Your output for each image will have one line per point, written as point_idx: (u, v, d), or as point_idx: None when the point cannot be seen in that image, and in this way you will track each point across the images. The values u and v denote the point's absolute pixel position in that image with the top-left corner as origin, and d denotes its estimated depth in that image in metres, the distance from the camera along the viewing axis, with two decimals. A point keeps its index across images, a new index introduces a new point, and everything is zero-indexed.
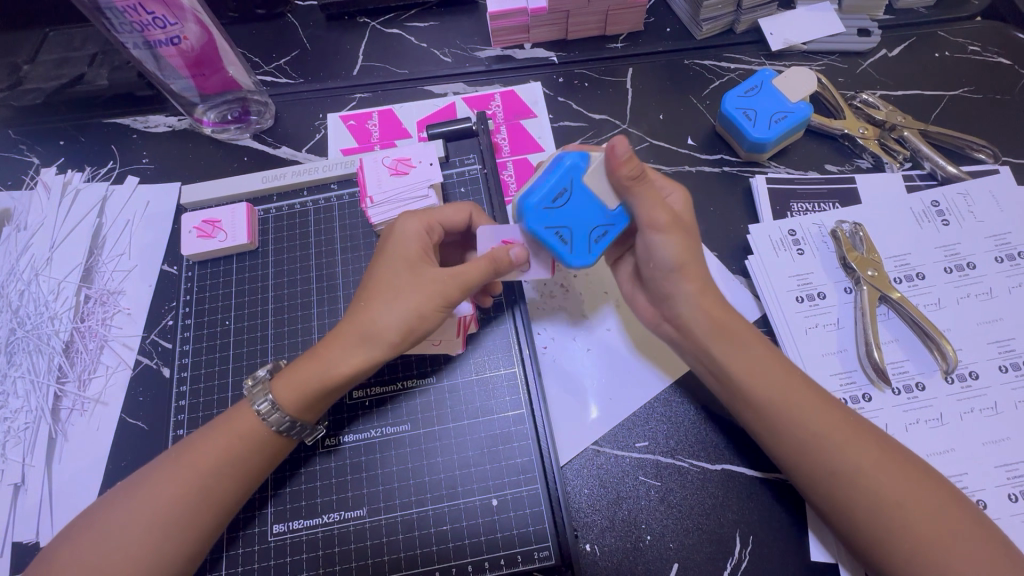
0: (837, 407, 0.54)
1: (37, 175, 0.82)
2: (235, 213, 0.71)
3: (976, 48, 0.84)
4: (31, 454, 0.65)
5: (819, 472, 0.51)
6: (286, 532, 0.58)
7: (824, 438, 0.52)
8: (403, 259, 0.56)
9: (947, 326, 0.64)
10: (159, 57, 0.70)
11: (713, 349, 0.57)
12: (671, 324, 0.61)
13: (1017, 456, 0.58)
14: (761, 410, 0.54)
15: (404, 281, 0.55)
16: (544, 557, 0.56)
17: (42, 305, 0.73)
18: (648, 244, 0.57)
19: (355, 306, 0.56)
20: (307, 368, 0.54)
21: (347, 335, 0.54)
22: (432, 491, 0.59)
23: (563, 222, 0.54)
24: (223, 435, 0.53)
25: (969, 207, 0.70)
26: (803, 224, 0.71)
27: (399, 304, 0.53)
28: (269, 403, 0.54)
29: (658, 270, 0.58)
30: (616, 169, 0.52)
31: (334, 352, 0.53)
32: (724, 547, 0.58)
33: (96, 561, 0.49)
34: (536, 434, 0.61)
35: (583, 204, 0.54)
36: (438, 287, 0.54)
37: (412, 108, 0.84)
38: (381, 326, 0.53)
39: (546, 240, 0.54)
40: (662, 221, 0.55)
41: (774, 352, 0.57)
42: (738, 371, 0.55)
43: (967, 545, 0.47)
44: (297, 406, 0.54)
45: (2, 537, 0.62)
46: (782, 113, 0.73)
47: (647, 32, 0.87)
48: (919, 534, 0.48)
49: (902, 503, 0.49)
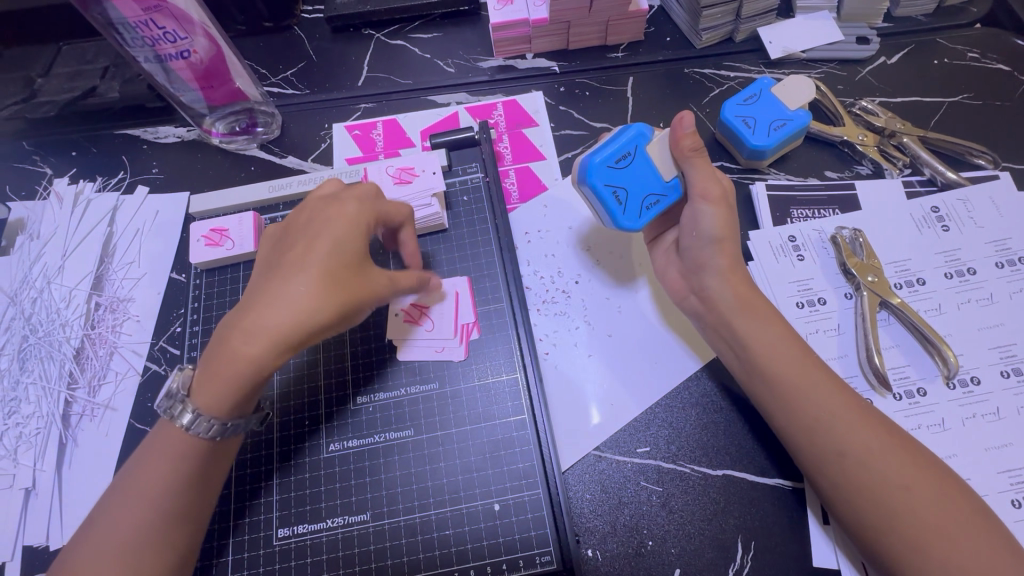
0: (847, 392, 0.55)
1: (50, 185, 0.84)
2: (242, 223, 0.72)
3: (975, 55, 0.84)
4: (41, 459, 0.67)
5: (826, 453, 0.52)
6: (290, 537, 0.58)
7: (833, 418, 0.53)
8: (325, 250, 0.54)
9: (948, 331, 0.64)
10: (169, 71, 0.72)
11: (735, 323, 0.59)
12: (697, 297, 0.63)
13: (1020, 462, 0.58)
14: (773, 388, 0.56)
15: (327, 275, 0.53)
16: (545, 562, 0.57)
17: (53, 312, 0.74)
18: (695, 213, 0.62)
19: (266, 302, 0.52)
20: (227, 373, 0.51)
21: (264, 337, 0.51)
22: (434, 496, 0.60)
23: (622, 183, 0.60)
24: (163, 456, 0.53)
25: (969, 212, 0.70)
26: (803, 230, 0.71)
27: (324, 301, 0.52)
28: (193, 415, 0.52)
29: (700, 240, 0.62)
30: (680, 141, 0.61)
31: (251, 349, 0.51)
32: (726, 553, 0.58)
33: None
34: (537, 436, 0.62)
35: (642, 170, 0.61)
36: (367, 289, 0.54)
37: (416, 118, 0.86)
38: (308, 324, 0.51)
39: (604, 197, 0.60)
40: (712, 192, 0.61)
41: (792, 332, 0.59)
42: (757, 346, 0.58)
43: (969, 537, 0.48)
44: (225, 409, 0.52)
45: (13, 541, 0.63)
46: (781, 121, 0.73)
47: (648, 41, 0.88)
48: (922, 522, 0.48)
49: (908, 487, 0.50)
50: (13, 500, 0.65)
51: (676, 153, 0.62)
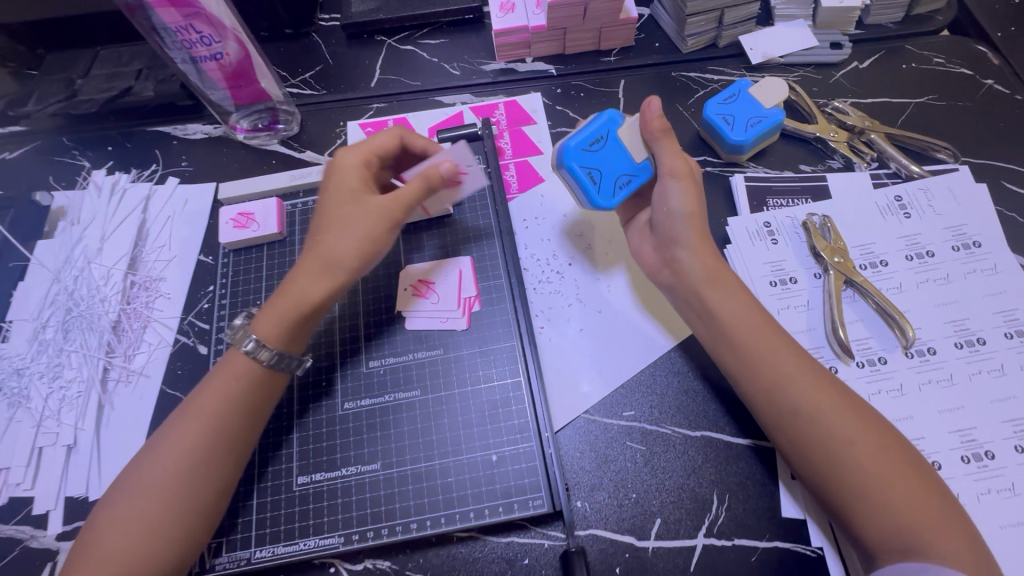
0: (801, 355, 0.61)
1: (88, 176, 0.91)
2: (267, 208, 0.80)
3: (941, 60, 0.91)
4: (82, 419, 0.73)
5: (783, 411, 0.59)
6: (309, 483, 0.65)
7: (787, 379, 0.59)
8: (337, 196, 0.65)
9: (908, 307, 0.70)
10: (201, 71, 0.80)
11: (705, 294, 0.65)
12: (669, 270, 0.69)
13: (970, 422, 0.64)
14: (739, 355, 0.62)
15: (349, 212, 0.64)
16: (538, 505, 0.63)
17: (94, 288, 0.81)
18: (665, 190, 0.68)
19: (309, 244, 0.65)
20: (281, 304, 0.63)
21: (306, 267, 0.63)
22: (438, 448, 0.66)
23: (596, 164, 0.68)
24: (198, 421, 0.59)
25: (929, 201, 0.77)
26: (777, 217, 0.78)
27: (351, 233, 0.63)
28: (254, 343, 0.62)
29: (671, 215, 0.67)
30: (649, 123, 0.67)
31: (298, 276, 0.63)
32: (703, 504, 0.64)
33: (142, 521, 0.55)
34: (532, 398, 0.68)
35: (614, 151, 0.69)
36: (382, 210, 0.63)
37: (424, 116, 0.93)
38: (338, 253, 0.63)
39: (580, 177, 0.68)
40: (679, 169, 0.67)
41: (754, 302, 0.65)
42: (720, 312, 0.64)
43: (903, 484, 0.54)
44: (277, 335, 0.62)
45: (56, 492, 0.70)
46: (757, 118, 0.80)
47: (638, 47, 0.96)
48: (864, 471, 0.55)
49: (850, 440, 0.56)
50: (55, 456, 0.71)
51: (645, 136, 0.68)
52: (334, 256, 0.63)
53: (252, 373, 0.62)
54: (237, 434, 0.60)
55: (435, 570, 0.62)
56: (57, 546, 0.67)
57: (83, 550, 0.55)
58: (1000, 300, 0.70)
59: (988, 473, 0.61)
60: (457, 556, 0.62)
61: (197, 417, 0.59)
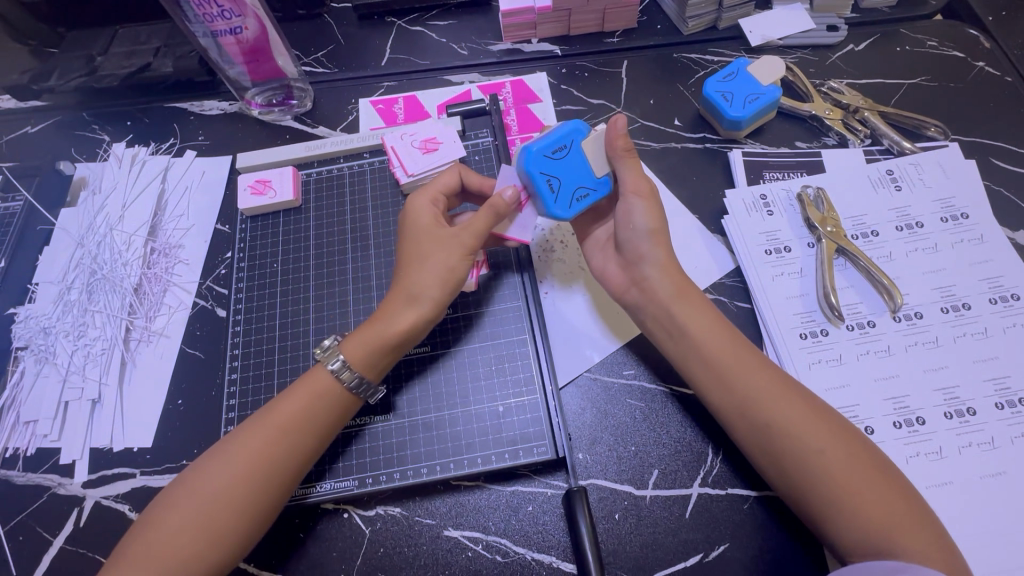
0: (774, 370, 0.62)
1: (109, 149, 0.94)
2: (283, 175, 0.84)
3: (933, 43, 0.94)
4: (106, 375, 0.77)
5: (757, 424, 0.59)
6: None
7: (757, 397, 0.60)
8: (414, 234, 0.68)
9: (897, 274, 0.74)
10: (220, 45, 0.83)
11: (672, 308, 0.66)
12: (637, 288, 0.70)
13: (953, 381, 0.67)
14: (711, 369, 0.63)
15: (429, 245, 0.67)
16: (542, 452, 0.66)
17: (116, 253, 0.84)
18: (629, 209, 0.69)
19: (396, 276, 0.68)
20: (369, 330, 0.65)
21: (394, 298, 0.66)
22: (447, 400, 0.70)
23: (556, 173, 0.67)
24: (269, 428, 0.61)
25: (919, 175, 0.80)
26: (773, 189, 0.81)
27: (432, 265, 0.65)
28: (340, 362, 0.63)
29: (635, 233, 0.69)
30: (613, 141, 0.67)
31: (387, 306, 0.66)
32: (699, 457, 0.67)
33: (200, 518, 0.57)
34: (537, 355, 0.72)
35: (576, 164, 0.68)
36: (457, 242, 0.66)
37: (433, 94, 0.96)
38: (420, 285, 0.65)
39: (540, 183, 0.66)
40: (641, 188, 0.68)
41: (721, 320, 0.67)
42: (690, 328, 0.65)
43: (876, 490, 0.55)
44: (361, 359, 0.63)
45: (82, 443, 0.73)
46: (755, 95, 0.84)
47: (641, 29, 0.99)
48: (833, 478, 0.56)
49: (822, 451, 0.57)
50: (81, 410, 0.75)
51: (609, 152, 0.68)
52: (415, 287, 0.65)
53: (332, 393, 0.63)
54: (307, 450, 0.61)
55: (443, 515, 0.65)
56: (83, 493, 0.71)
57: (140, 530, 0.58)
58: (986, 267, 0.73)
59: (969, 428, 0.65)
60: (465, 502, 0.66)
61: (271, 430, 0.61)
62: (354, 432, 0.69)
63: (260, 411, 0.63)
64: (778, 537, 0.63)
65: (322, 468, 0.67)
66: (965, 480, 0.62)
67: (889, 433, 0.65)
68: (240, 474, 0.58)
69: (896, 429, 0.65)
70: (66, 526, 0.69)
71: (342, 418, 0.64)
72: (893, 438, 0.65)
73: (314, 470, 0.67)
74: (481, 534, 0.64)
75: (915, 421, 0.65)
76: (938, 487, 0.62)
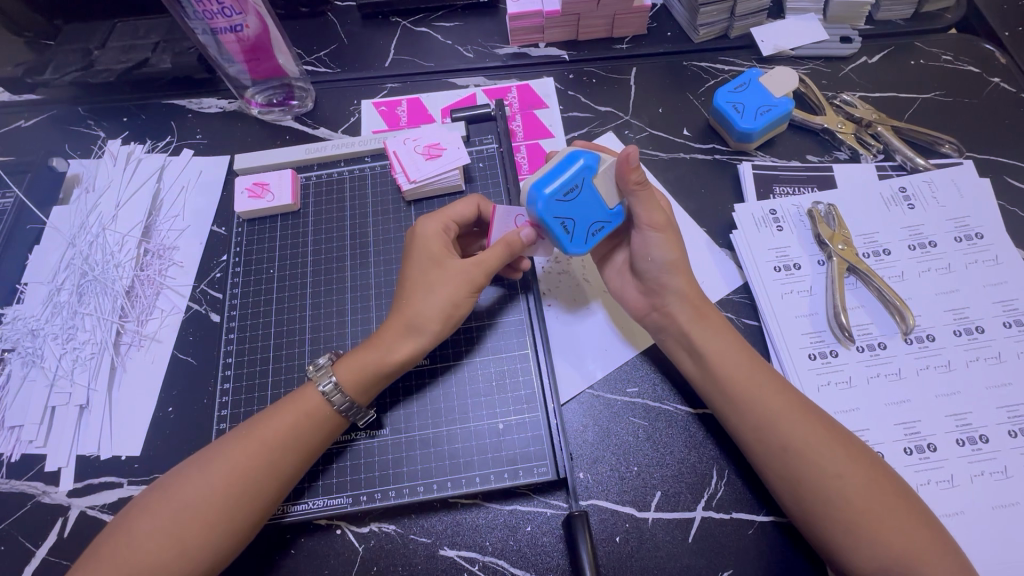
0: (792, 392, 0.61)
1: (103, 146, 0.92)
2: (282, 178, 0.82)
3: (948, 57, 0.92)
4: (95, 379, 0.75)
5: (773, 448, 0.58)
6: (341, 441, 0.67)
7: (778, 418, 0.58)
8: (421, 260, 0.66)
9: (909, 295, 0.72)
10: (219, 43, 0.80)
11: (692, 331, 0.65)
12: (658, 313, 0.68)
13: (966, 407, 0.65)
14: (727, 393, 0.61)
15: (436, 276, 0.64)
16: (542, 472, 0.65)
17: (109, 254, 0.82)
18: (645, 241, 0.67)
19: (396, 303, 0.65)
20: (365, 354, 0.63)
21: (393, 324, 0.64)
22: (445, 416, 0.68)
23: (569, 213, 0.63)
24: (257, 441, 0.59)
25: (932, 192, 0.78)
26: (783, 205, 0.79)
27: (437, 295, 0.63)
28: (332, 384, 0.61)
29: (653, 264, 0.67)
30: (626, 174, 0.63)
31: (385, 329, 0.64)
32: (703, 480, 0.65)
33: (178, 527, 0.55)
34: (539, 372, 0.70)
35: (588, 200, 0.64)
36: (464, 275, 0.64)
37: (438, 97, 0.94)
38: (422, 314, 0.63)
39: (554, 228, 0.62)
40: (658, 221, 0.66)
41: (739, 339, 0.65)
42: (708, 348, 0.64)
43: (896, 519, 0.53)
44: (354, 382, 0.62)
45: (69, 450, 0.71)
46: (767, 107, 0.82)
47: (650, 35, 0.97)
48: (853, 505, 0.54)
49: (844, 475, 0.55)
50: (68, 416, 0.73)
51: (620, 185, 0.65)
52: (418, 315, 0.63)
53: (321, 412, 0.61)
54: (291, 468, 0.59)
55: (439, 534, 0.63)
56: (68, 502, 0.69)
57: (113, 535, 0.56)
58: (1000, 290, 0.71)
59: (982, 456, 0.63)
60: (462, 521, 0.64)
61: (256, 444, 0.59)
62: (340, 449, 0.67)
63: (245, 423, 0.61)
64: (785, 564, 0.61)
65: (302, 487, 0.65)
66: (977, 511, 0.61)
67: (900, 460, 0.63)
68: (218, 486, 0.57)
69: (907, 455, 0.63)
70: (49, 537, 0.67)
71: (328, 439, 0.62)
72: (904, 464, 0.63)
73: (293, 489, 0.65)
74: (478, 555, 0.62)
75: (926, 447, 0.64)
76: (950, 517, 0.61)
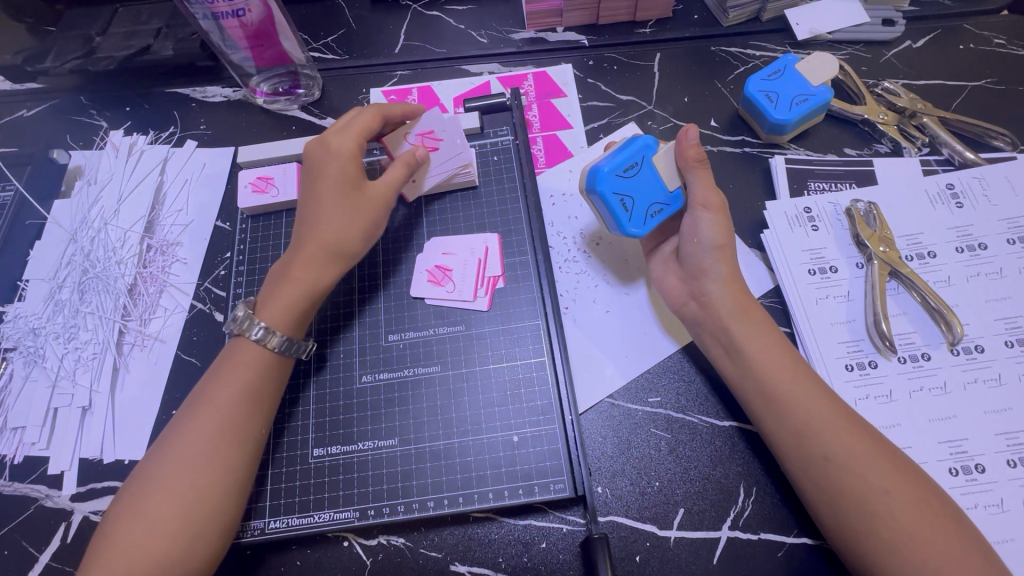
0: (834, 399, 0.57)
1: (106, 136, 0.89)
2: (286, 171, 0.78)
3: (1001, 41, 0.85)
4: (97, 381, 0.73)
5: (812, 457, 0.54)
6: (325, 456, 0.64)
7: (818, 425, 0.55)
8: (335, 184, 0.66)
9: (956, 302, 0.67)
10: (222, 28, 0.76)
11: (733, 327, 0.61)
12: (696, 302, 0.65)
13: (1018, 425, 0.61)
14: (767, 396, 0.57)
15: (354, 200, 0.66)
16: (559, 489, 0.61)
17: (110, 251, 0.80)
18: (695, 222, 0.64)
19: (311, 232, 0.65)
20: (282, 291, 0.64)
21: (306, 254, 0.65)
22: (457, 427, 0.65)
23: (628, 191, 0.63)
24: (202, 438, 0.57)
25: (983, 190, 0.72)
26: (819, 202, 0.74)
27: (359, 220, 0.66)
28: (263, 330, 0.61)
29: (700, 246, 0.64)
30: (685, 151, 0.63)
31: (306, 249, 0.65)
32: (729, 496, 0.61)
33: (155, 540, 0.53)
34: (556, 380, 0.66)
35: (648, 179, 0.64)
36: (381, 199, 0.68)
37: (449, 86, 0.90)
38: (350, 242, 0.66)
39: (612, 204, 0.63)
40: (712, 201, 0.63)
41: (782, 340, 0.61)
42: (749, 346, 0.60)
43: (944, 540, 0.49)
44: (283, 320, 0.63)
45: (71, 453, 0.69)
46: (804, 96, 0.76)
47: (676, 19, 0.91)
48: (897, 525, 0.50)
49: (887, 491, 0.51)
50: (71, 418, 0.71)
51: (680, 165, 0.64)
52: (346, 238, 0.66)
53: (250, 391, 0.60)
54: (244, 452, 0.58)
55: (450, 549, 0.61)
56: (71, 507, 0.67)
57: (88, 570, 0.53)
58: None
59: None
60: (474, 536, 0.61)
61: (201, 438, 0.57)
62: (317, 463, 0.64)
63: (180, 421, 0.59)
64: None
65: (292, 501, 0.62)
66: None
67: (944, 481, 0.59)
68: (184, 489, 0.55)
69: (952, 476, 0.59)
70: (52, 542, 0.65)
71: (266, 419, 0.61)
72: (949, 486, 0.59)
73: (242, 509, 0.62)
74: (490, 571, 0.60)
75: (973, 468, 0.59)
76: (999, 544, 0.56)
